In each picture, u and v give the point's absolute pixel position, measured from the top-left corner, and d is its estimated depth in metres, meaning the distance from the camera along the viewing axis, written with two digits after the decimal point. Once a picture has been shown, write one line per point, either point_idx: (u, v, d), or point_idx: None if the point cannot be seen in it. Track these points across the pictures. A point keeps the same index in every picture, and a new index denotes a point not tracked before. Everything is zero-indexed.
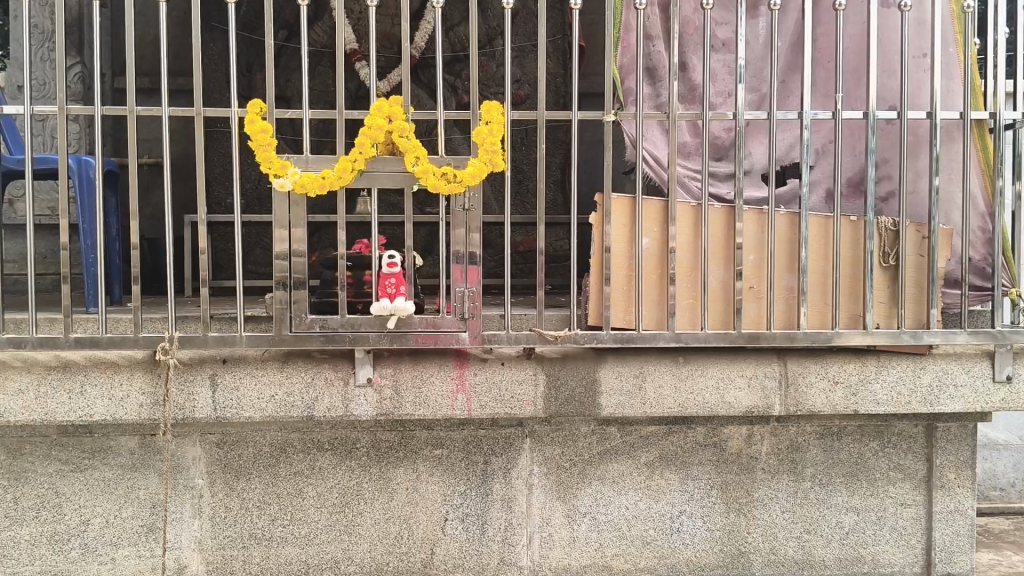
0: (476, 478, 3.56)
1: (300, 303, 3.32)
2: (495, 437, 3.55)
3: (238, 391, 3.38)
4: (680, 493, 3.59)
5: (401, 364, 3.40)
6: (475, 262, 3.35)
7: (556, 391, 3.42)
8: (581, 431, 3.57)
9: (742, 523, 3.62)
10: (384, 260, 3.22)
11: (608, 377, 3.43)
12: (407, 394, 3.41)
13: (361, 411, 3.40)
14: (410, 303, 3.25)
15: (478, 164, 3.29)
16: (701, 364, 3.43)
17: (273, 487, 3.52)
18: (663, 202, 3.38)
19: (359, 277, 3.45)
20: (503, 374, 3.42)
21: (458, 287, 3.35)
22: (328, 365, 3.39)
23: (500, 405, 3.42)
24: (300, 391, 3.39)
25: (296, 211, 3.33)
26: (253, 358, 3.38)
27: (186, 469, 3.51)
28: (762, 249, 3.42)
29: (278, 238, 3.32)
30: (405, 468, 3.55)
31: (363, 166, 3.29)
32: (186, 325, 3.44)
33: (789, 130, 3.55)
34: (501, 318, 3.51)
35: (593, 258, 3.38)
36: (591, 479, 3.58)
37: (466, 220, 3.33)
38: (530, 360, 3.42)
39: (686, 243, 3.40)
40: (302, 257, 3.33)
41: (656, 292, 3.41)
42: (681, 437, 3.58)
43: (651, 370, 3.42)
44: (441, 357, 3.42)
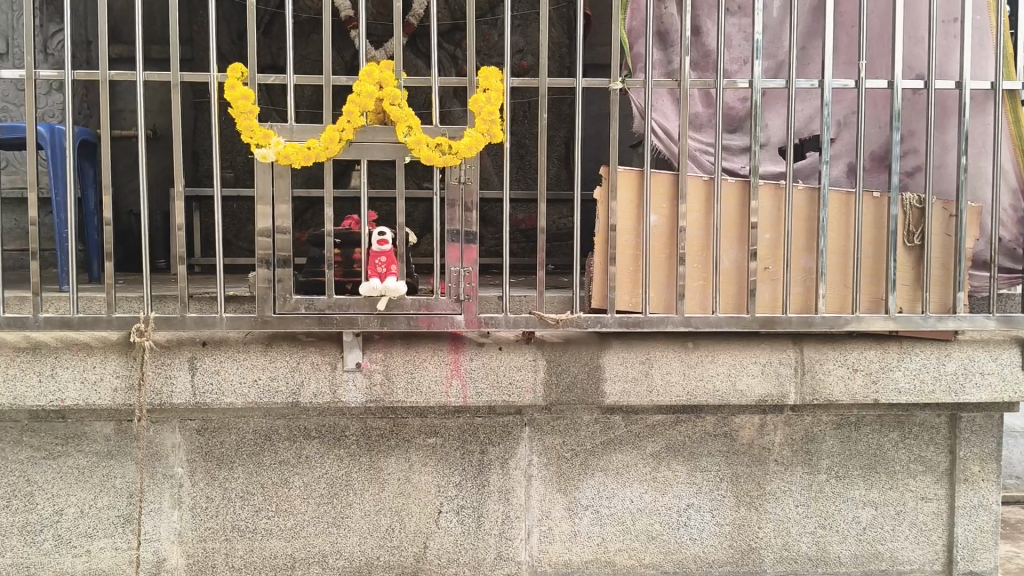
0: (472, 468, 3.36)
1: (285, 283, 3.11)
2: (492, 426, 3.35)
3: (219, 375, 3.18)
4: (687, 486, 3.39)
5: (392, 348, 3.20)
6: (473, 240, 3.13)
7: (557, 377, 3.22)
8: (583, 420, 3.36)
9: (753, 517, 3.42)
10: (375, 236, 3.03)
11: (612, 362, 3.21)
12: (398, 380, 3.20)
13: (350, 398, 3.20)
14: (402, 284, 3.05)
15: (474, 134, 3.08)
16: (711, 349, 3.22)
17: (257, 477, 3.33)
18: (673, 175, 3.15)
19: (348, 254, 3.23)
20: (500, 359, 3.22)
21: (453, 266, 3.14)
22: (315, 348, 3.18)
23: (497, 392, 3.22)
24: (285, 376, 3.19)
25: (280, 184, 3.11)
26: (235, 340, 3.18)
27: (165, 457, 3.32)
28: (779, 226, 3.19)
29: (260, 213, 3.11)
30: (397, 457, 3.35)
31: (351, 136, 3.07)
32: (164, 305, 3.23)
33: (808, 101, 3.32)
34: (499, 300, 3.28)
35: (597, 235, 3.16)
36: (594, 471, 3.38)
37: (462, 195, 3.13)
38: (529, 344, 3.21)
39: (697, 220, 3.17)
40: (286, 233, 3.12)
41: (664, 273, 3.19)
42: (689, 427, 3.37)
43: (659, 356, 3.21)
44: (435, 341, 3.21)
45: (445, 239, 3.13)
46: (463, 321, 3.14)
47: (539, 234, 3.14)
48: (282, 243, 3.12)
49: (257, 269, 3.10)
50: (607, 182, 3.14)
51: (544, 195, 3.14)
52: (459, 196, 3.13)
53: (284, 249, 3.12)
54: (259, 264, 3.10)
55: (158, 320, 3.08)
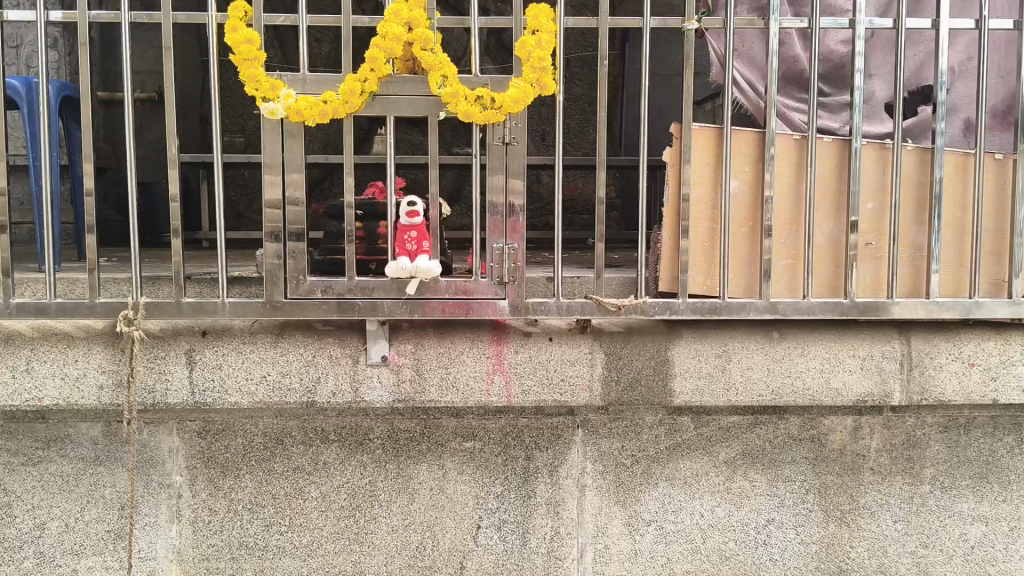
0: (516, 477, 2.88)
1: (298, 262, 2.65)
2: (539, 428, 2.87)
3: (223, 371, 2.71)
4: (767, 498, 2.91)
5: (424, 339, 2.72)
6: (518, 214, 2.65)
7: (617, 373, 2.73)
8: (646, 422, 2.87)
9: (844, 535, 2.93)
10: (404, 207, 2.58)
11: (683, 356, 2.72)
12: (431, 376, 2.72)
13: (375, 397, 2.73)
14: (435, 264, 2.58)
15: (522, 85, 2.57)
16: (801, 341, 2.72)
17: (268, 486, 2.87)
18: (759, 133, 2.65)
19: (371, 229, 2.77)
20: (551, 352, 2.72)
21: (495, 242, 2.66)
22: (333, 339, 2.71)
23: (548, 390, 2.73)
24: (298, 371, 2.72)
25: (291, 148, 2.63)
26: (240, 329, 2.71)
27: (161, 463, 2.86)
28: (884, 194, 2.70)
29: (269, 181, 2.63)
30: (429, 465, 2.88)
31: (375, 87, 2.58)
32: (158, 288, 2.77)
33: (919, 44, 2.82)
34: (548, 281, 2.79)
35: (666, 205, 2.66)
36: (658, 482, 2.89)
37: (507, 158, 2.64)
38: (584, 334, 2.72)
39: (786, 187, 2.67)
40: (298, 206, 2.64)
41: (745, 250, 2.70)
42: (771, 430, 2.88)
43: (739, 349, 2.72)
44: (474, 331, 2.73)
45: (485, 212, 2.65)
46: (508, 307, 2.66)
47: (597, 206, 2.64)
48: (295, 217, 2.64)
49: (265, 248, 2.64)
50: (679, 142, 2.64)
51: (603, 160, 2.64)
52: (503, 158, 2.64)
53: (297, 224, 2.64)
54: (267, 242, 2.63)
55: (150, 308, 2.62)
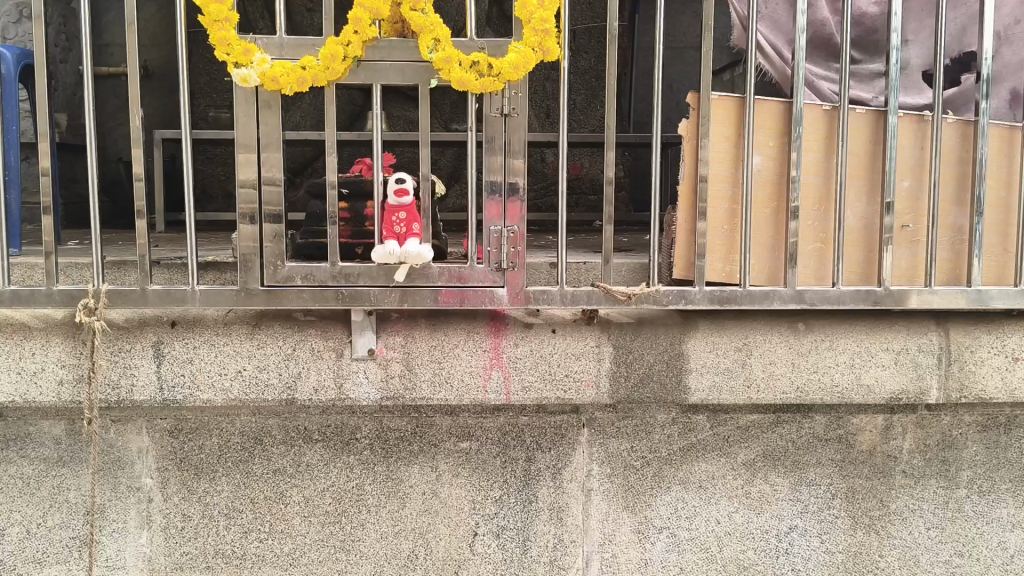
0: (516, 481, 2.65)
1: (275, 247, 2.41)
2: (541, 428, 2.63)
3: (194, 366, 2.47)
4: (790, 504, 2.67)
5: (415, 331, 2.48)
6: (518, 195, 2.40)
7: (627, 369, 2.49)
8: (657, 420, 2.63)
9: (873, 544, 2.70)
10: (393, 184, 2.33)
11: (699, 349, 2.48)
12: (422, 371, 2.48)
13: (361, 394, 2.49)
14: (427, 248, 2.35)
15: (523, 49, 2.32)
16: (828, 333, 2.48)
17: (245, 490, 2.64)
18: (785, 104, 2.41)
19: (357, 209, 2.54)
20: (554, 345, 2.48)
21: (493, 226, 2.41)
22: (315, 330, 2.47)
23: (550, 386, 2.49)
24: (276, 366, 2.48)
25: (267, 122, 2.37)
26: (213, 319, 2.47)
27: (130, 465, 2.63)
28: (922, 171, 2.45)
29: (242, 160, 2.38)
30: (421, 467, 2.64)
31: (359, 52, 2.33)
32: (122, 275, 2.53)
33: (961, 8, 2.60)
34: (552, 268, 2.55)
35: (682, 183, 2.42)
36: (670, 486, 2.66)
37: (506, 131, 2.39)
38: (591, 325, 2.47)
39: (814, 163, 2.43)
40: (276, 186, 2.39)
41: (769, 233, 2.45)
42: (794, 430, 2.64)
43: (761, 342, 2.47)
44: (470, 322, 2.48)
45: (482, 193, 2.40)
46: (507, 297, 2.42)
47: (606, 185, 2.39)
48: (272, 198, 2.39)
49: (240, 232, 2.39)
50: (697, 113, 2.39)
51: (613, 134, 2.39)
52: (502, 131, 2.39)
53: (274, 205, 2.40)
54: (241, 225, 2.39)
55: (113, 297, 2.38)
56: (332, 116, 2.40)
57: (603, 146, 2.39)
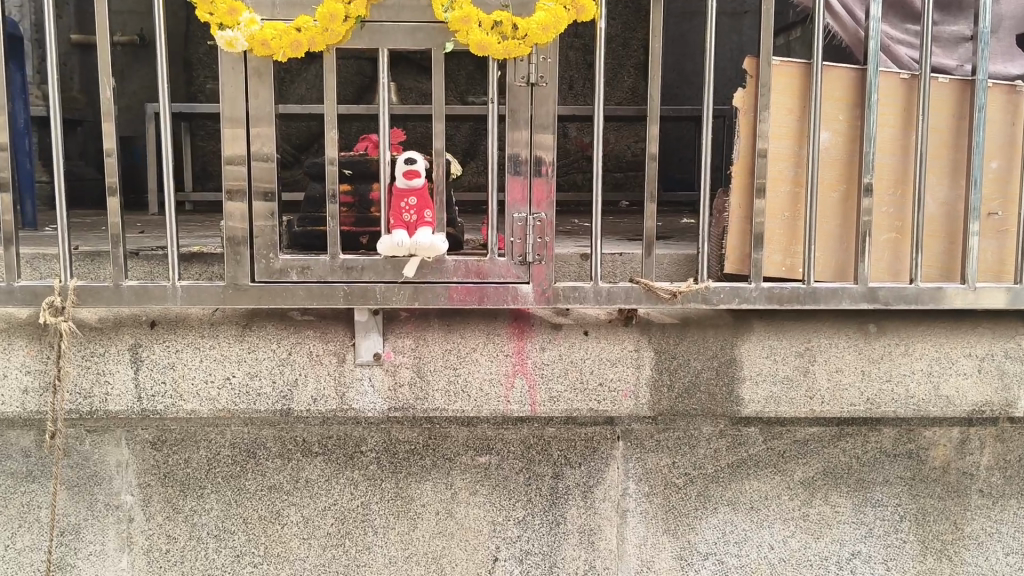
0: (542, 500, 2.34)
1: (268, 237, 2.10)
2: (570, 441, 2.32)
3: (175, 372, 2.16)
4: (852, 527, 2.37)
5: (427, 332, 2.16)
6: (546, 174, 2.09)
7: (670, 377, 2.17)
8: (702, 433, 2.32)
9: (945, 571, 2.39)
10: (401, 166, 2.04)
11: (753, 354, 2.16)
12: (435, 378, 2.17)
13: (366, 405, 2.18)
14: (440, 240, 2.03)
15: (553, 8, 1.99)
16: (902, 335, 2.17)
17: (237, 509, 2.34)
18: (858, 71, 2.08)
19: (362, 193, 2.23)
20: (586, 348, 2.16)
21: (517, 212, 2.09)
22: (314, 331, 2.16)
23: (582, 396, 2.17)
24: (269, 373, 2.17)
25: (257, 92, 2.06)
26: (197, 319, 2.16)
27: (107, 481, 2.33)
28: (1015, 148, 2.12)
29: (230, 135, 2.06)
30: (435, 484, 2.34)
31: (363, 12, 2.00)
32: (93, 268, 2.22)
33: None
34: (584, 259, 2.23)
35: (736, 162, 2.10)
36: (717, 508, 2.35)
37: (533, 103, 2.06)
38: (628, 326, 2.16)
39: (890, 140, 2.11)
40: (268, 162, 2.08)
41: (837, 222, 2.13)
42: (857, 443, 2.34)
43: (824, 346, 2.16)
44: (490, 323, 2.16)
45: (505, 171, 2.08)
46: (534, 294, 2.11)
47: (648, 159, 2.07)
48: (264, 176, 2.08)
49: (227, 215, 2.07)
50: (755, 82, 2.07)
51: (657, 106, 2.06)
52: (528, 103, 2.06)
53: (267, 184, 2.09)
54: (227, 203, 2.07)
55: (82, 294, 2.10)
56: (331, 85, 2.08)
57: (645, 120, 2.06)
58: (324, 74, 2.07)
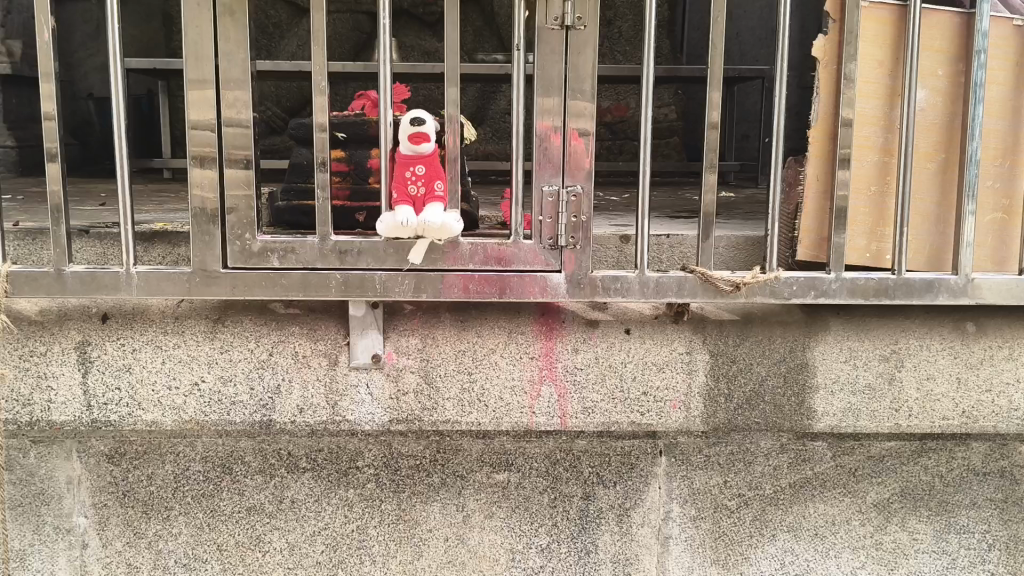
0: (570, 525, 1.98)
1: (244, 214, 1.72)
2: (603, 456, 1.96)
3: (133, 376, 1.80)
4: (932, 557, 2.02)
5: (437, 330, 1.80)
6: (582, 139, 1.71)
7: (728, 384, 1.80)
8: (761, 448, 1.96)
9: None
10: (405, 128, 1.65)
11: (828, 356, 1.80)
12: (445, 384, 1.81)
13: (362, 417, 1.82)
14: (453, 219, 1.66)
15: None
16: (1005, 337, 1.82)
17: (209, 534, 1.98)
18: (963, 16, 1.71)
19: (358, 160, 1.89)
20: (628, 349, 1.80)
21: (547, 183, 1.72)
22: (300, 329, 1.79)
23: (622, 407, 1.81)
24: (245, 378, 1.80)
25: (229, 37, 1.68)
26: (159, 312, 1.79)
27: (56, 500, 1.96)
28: None
29: (196, 98, 1.69)
30: (444, 505, 1.98)
31: None
32: (34, 250, 1.84)
33: None
34: (623, 241, 1.87)
35: (814, 125, 1.73)
36: (776, 535, 2.00)
37: (567, 51, 1.68)
38: (678, 323, 1.79)
39: (1000, 100, 1.74)
40: (242, 127, 1.70)
41: (934, 199, 1.76)
42: (941, 461, 1.99)
43: (915, 349, 1.81)
44: (512, 319, 1.80)
45: (532, 135, 1.71)
46: (566, 285, 1.74)
47: (709, 128, 1.70)
48: (239, 143, 1.70)
49: (193, 188, 1.70)
50: (838, 27, 1.69)
51: (719, 64, 1.69)
52: (561, 51, 1.68)
53: (241, 153, 1.70)
54: (193, 170, 1.70)
55: (17, 282, 1.72)
56: (321, 37, 1.68)
57: (705, 84, 1.69)
58: (312, 23, 1.67)
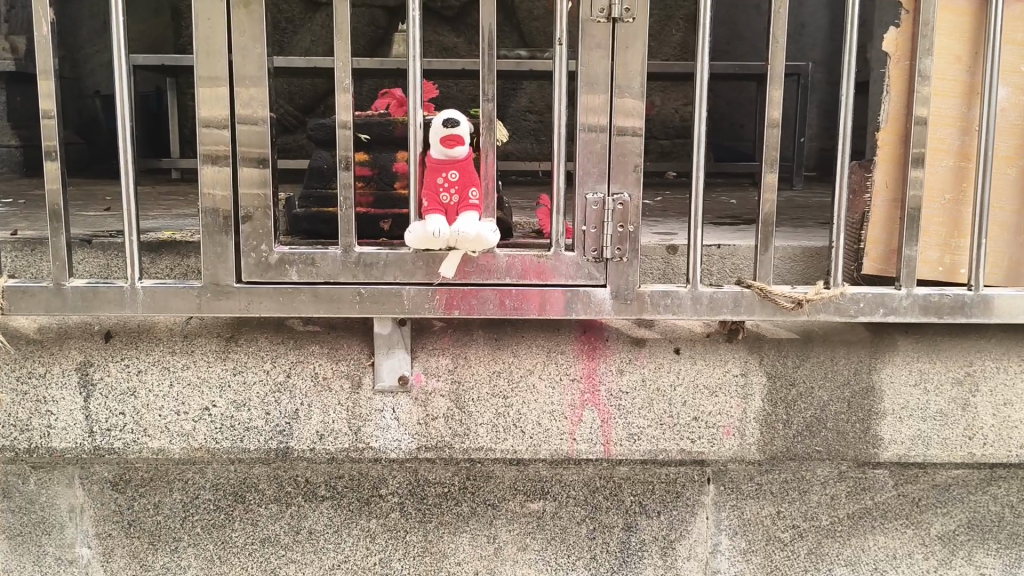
0: (611, 559, 1.83)
1: (260, 223, 1.58)
2: (646, 484, 1.81)
3: (138, 400, 1.65)
4: None
5: (469, 349, 1.65)
6: (630, 142, 1.56)
7: (786, 409, 1.66)
8: (818, 476, 1.81)
9: None
10: (434, 131, 1.51)
11: (895, 379, 1.66)
12: (477, 408, 1.66)
13: (387, 444, 1.67)
14: (489, 231, 1.51)
15: None
16: None
17: (221, 567, 1.83)
18: None
19: (382, 162, 1.75)
20: (677, 371, 1.65)
21: (591, 190, 1.57)
22: (321, 348, 1.65)
23: (670, 433, 1.66)
24: (260, 402, 1.65)
25: (244, 31, 1.53)
26: (167, 331, 1.65)
27: (58, 529, 1.82)
28: None
29: (207, 97, 1.54)
30: (474, 536, 1.82)
31: None
32: (31, 261, 1.70)
33: None
34: (670, 253, 1.72)
35: (884, 127, 1.59)
36: (833, 571, 1.84)
37: (614, 45, 1.53)
38: (733, 342, 1.65)
39: None
40: (258, 126, 1.55)
41: (1014, 207, 1.61)
42: (1012, 489, 1.84)
43: (991, 372, 1.66)
44: (551, 337, 1.65)
45: (575, 137, 1.56)
46: (611, 301, 1.60)
47: (768, 128, 1.55)
48: (254, 142, 1.55)
49: (204, 190, 1.55)
50: (912, 18, 1.55)
51: (782, 60, 1.54)
52: (608, 46, 1.53)
53: (256, 151, 1.56)
54: (205, 170, 1.55)
55: (13, 297, 1.58)
56: (344, 30, 1.54)
57: (765, 81, 1.54)
58: (335, 15, 1.53)
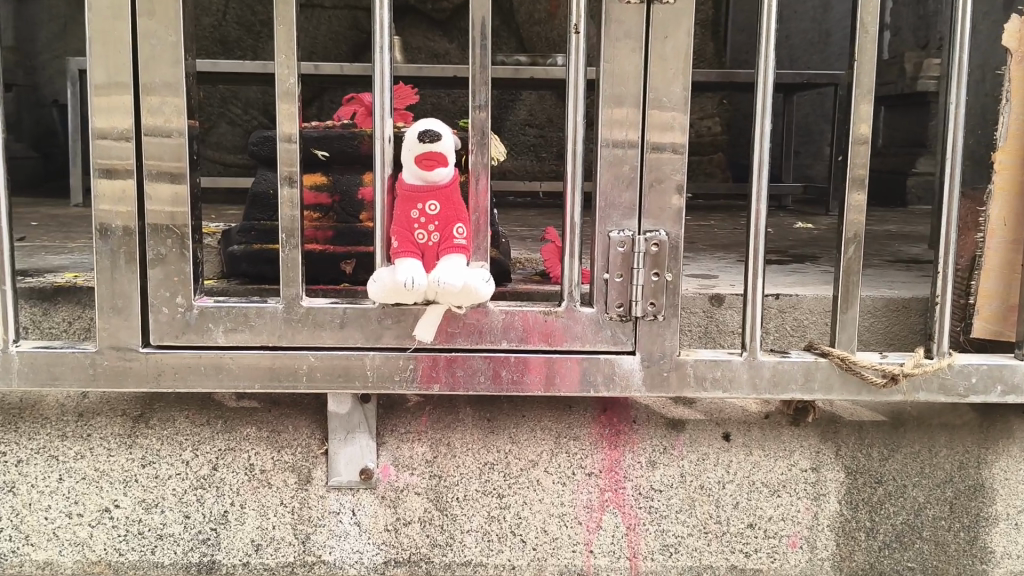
0: None
1: (175, 268, 1.18)
2: None
3: (17, 499, 1.25)
4: None
5: (454, 434, 1.26)
6: (667, 165, 1.17)
7: (869, 514, 1.27)
8: None
9: None
10: (411, 141, 1.12)
11: (1010, 474, 1.27)
12: (463, 512, 1.26)
13: (345, 557, 1.26)
14: (481, 281, 1.13)
15: None
16: None
17: None
18: None
19: (343, 186, 1.37)
20: (725, 463, 1.26)
21: (615, 228, 1.18)
22: (259, 431, 1.26)
23: (718, 544, 1.26)
24: (177, 502, 1.26)
25: (154, 13, 1.14)
26: (56, 407, 1.25)
27: None
28: None
29: (103, 101, 1.15)
30: None
31: None
32: None
33: None
34: (715, 304, 1.34)
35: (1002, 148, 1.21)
36: None
37: (647, 33, 1.14)
38: (799, 426, 1.26)
39: None
40: (172, 137, 1.16)
41: None
42: None
43: None
44: (560, 418, 1.26)
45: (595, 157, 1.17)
46: (642, 371, 1.20)
47: (853, 144, 1.16)
48: (167, 155, 1.16)
49: (99, 217, 1.16)
50: None
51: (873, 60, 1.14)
52: (640, 36, 1.14)
53: (170, 166, 1.16)
54: (100, 192, 1.16)
55: None
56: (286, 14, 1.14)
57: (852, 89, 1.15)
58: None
